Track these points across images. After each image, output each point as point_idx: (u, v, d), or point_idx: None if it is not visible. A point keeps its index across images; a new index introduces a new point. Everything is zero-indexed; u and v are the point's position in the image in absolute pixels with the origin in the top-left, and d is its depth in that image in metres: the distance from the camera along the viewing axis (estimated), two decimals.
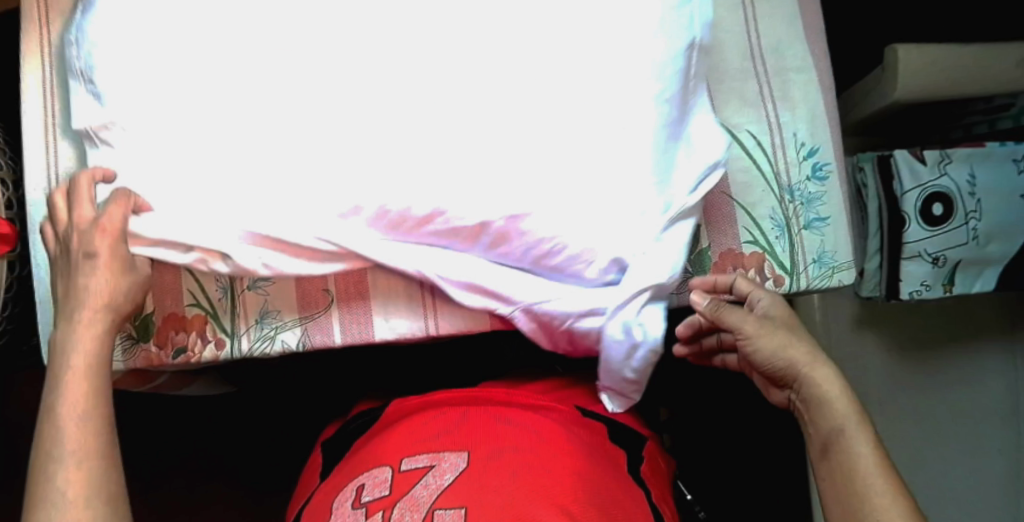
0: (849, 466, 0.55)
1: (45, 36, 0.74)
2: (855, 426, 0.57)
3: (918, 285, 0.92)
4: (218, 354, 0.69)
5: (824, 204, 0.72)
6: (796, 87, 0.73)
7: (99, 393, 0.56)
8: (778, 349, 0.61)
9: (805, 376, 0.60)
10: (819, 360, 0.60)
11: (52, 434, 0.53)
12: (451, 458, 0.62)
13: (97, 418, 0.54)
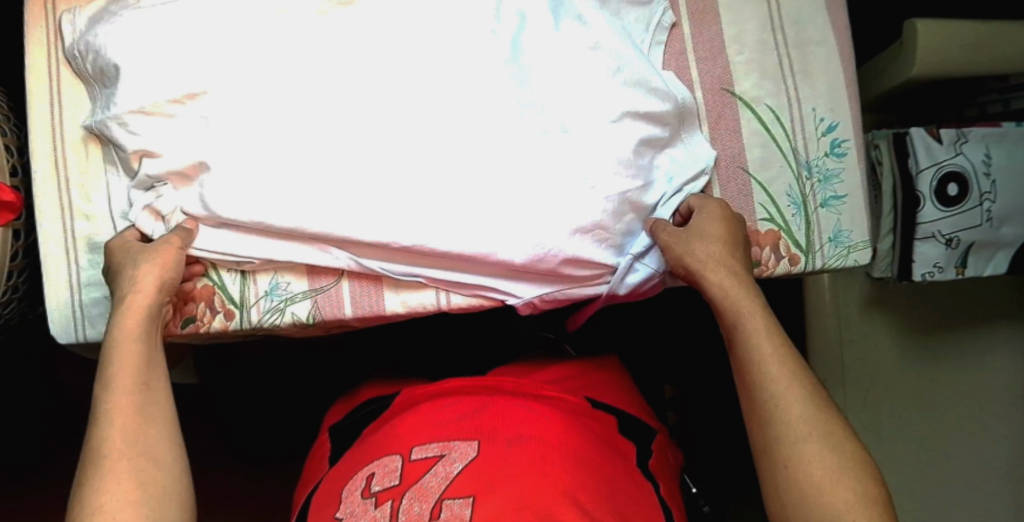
0: (745, 352, 0.57)
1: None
2: (750, 316, 0.58)
3: (931, 268, 0.90)
4: (227, 325, 0.68)
5: (841, 181, 0.71)
6: (816, 60, 0.72)
7: (152, 338, 0.60)
8: (680, 253, 0.63)
9: (701, 278, 0.62)
10: (713, 263, 0.62)
11: (109, 365, 0.57)
12: (462, 447, 0.62)
13: (150, 360, 0.59)
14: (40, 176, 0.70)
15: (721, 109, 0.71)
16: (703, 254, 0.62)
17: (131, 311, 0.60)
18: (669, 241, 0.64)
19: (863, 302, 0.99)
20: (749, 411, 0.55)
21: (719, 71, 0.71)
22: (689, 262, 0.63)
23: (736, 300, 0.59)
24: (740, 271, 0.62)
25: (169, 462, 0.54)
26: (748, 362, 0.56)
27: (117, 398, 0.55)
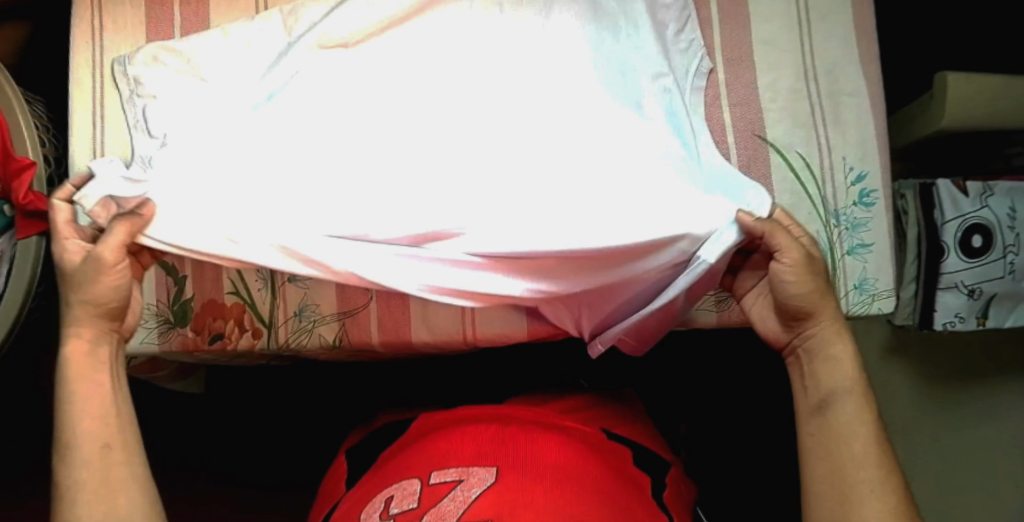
0: (829, 388, 0.55)
1: (96, 13, 0.74)
2: (837, 348, 0.56)
3: (952, 317, 0.90)
4: (254, 343, 0.70)
5: (868, 230, 0.72)
6: (848, 109, 0.73)
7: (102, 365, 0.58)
8: (809, 301, 0.56)
9: (825, 328, 0.56)
10: (839, 317, 0.57)
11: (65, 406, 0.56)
12: (480, 472, 0.61)
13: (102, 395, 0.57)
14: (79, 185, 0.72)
15: (752, 154, 0.72)
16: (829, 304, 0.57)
17: (78, 340, 0.57)
18: (805, 281, 0.56)
19: (883, 349, 0.98)
20: (824, 450, 0.54)
21: (751, 116, 0.72)
22: (819, 311, 0.56)
23: (830, 331, 0.56)
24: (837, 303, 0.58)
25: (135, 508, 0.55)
26: (832, 399, 0.55)
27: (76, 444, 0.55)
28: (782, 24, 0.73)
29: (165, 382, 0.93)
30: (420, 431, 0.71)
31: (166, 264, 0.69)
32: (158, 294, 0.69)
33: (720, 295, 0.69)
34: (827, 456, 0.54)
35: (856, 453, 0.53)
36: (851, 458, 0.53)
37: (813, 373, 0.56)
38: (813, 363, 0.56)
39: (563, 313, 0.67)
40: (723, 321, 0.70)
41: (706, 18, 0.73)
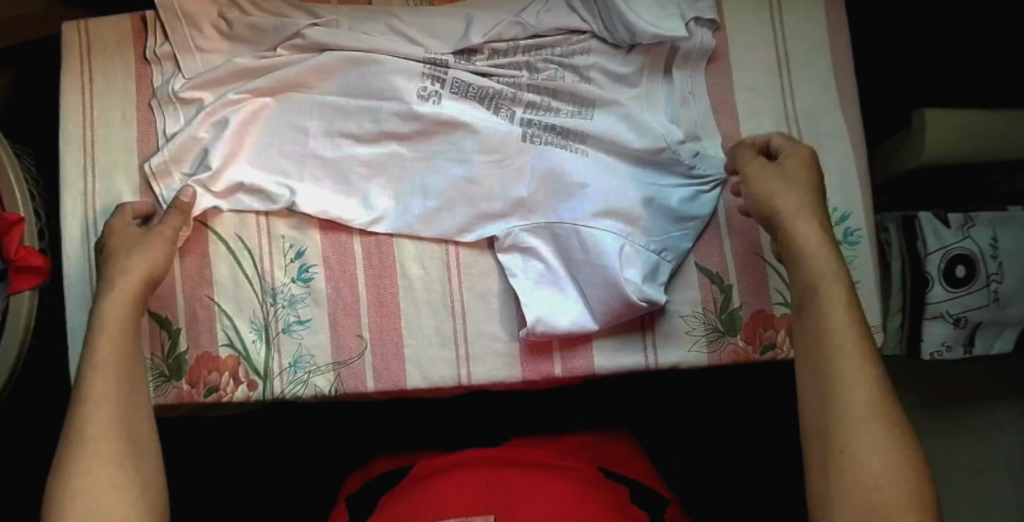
0: (830, 425, 0.52)
1: (82, 63, 0.69)
2: (833, 283, 0.57)
3: (939, 346, 0.85)
4: (250, 395, 0.67)
5: (853, 269, 0.72)
6: (830, 153, 0.73)
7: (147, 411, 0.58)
8: (765, 195, 0.61)
9: (787, 224, 0.60)
10: (831, 278, 0.57)
11: (69, 457, 0.52)
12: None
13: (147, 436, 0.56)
14: (69, 233, 0.68)
15: (735, 195, 0.71)
16: (810, 339, 0.56)
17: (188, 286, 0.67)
18: (772, 187, 0.61)
19: None
20: (867, 501, 0.48)
21: None
22: (787, 201, 0.61)
23: (855, 393, 0.52)
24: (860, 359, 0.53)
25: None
26: (843, 457, 0.50)
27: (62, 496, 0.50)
28: (761, 69, 0.73)
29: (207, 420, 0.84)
30: (415, 471, 0.67)
31: (160, 318, 0.67)
32: (150, 349, 0.66)
33: (711, 336, 0.69)
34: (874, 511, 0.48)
35: (901, 499, 0.47)
36: (891, 500, 0.47)
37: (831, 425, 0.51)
38: (820, 406, 0.53)
39: (556, 360, 0.69)
40: (714, 361, 0.69)
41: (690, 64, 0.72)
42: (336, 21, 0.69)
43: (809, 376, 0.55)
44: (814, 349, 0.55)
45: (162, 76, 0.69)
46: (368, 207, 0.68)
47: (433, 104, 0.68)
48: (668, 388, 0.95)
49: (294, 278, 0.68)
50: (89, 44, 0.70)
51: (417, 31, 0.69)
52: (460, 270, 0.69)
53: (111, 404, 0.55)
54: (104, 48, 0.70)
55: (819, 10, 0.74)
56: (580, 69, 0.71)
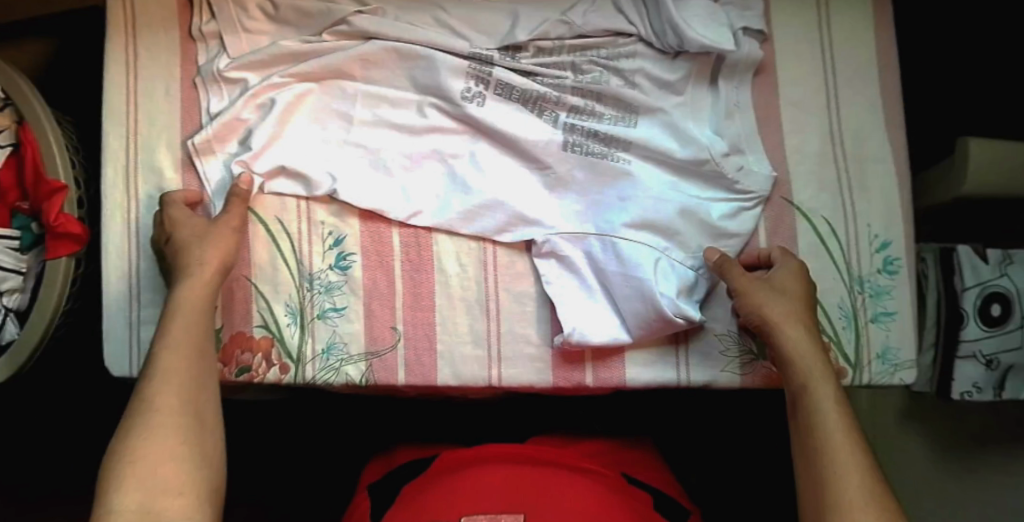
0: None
1: (129, 36, 0.70)
2: (820, 389, 0.60)
3: (969, 387, 0.82)
4: (281, 378, 0.67)
5: (892, 298, 0.71)
6: (873, 178, 0.72)
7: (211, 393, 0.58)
8: (753, 308, 0.64)
9: (776, 333, 0.63)
10: (819, 384, 0.60)
11: (132, 426, 0.53)
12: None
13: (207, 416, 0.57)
14: (109, 203, 0.68)
15: (777, 215, 0.71)
16: (806, 445, 0.59)
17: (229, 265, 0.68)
18: (761, 291, 0.64)
19: (901, 410, 0.88)
20: None
21: (778, 177, 0.71)
22: (774, 305, 0.64)
23: (854, 492, 0.54)
24: (855, 457, 0.56)
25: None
26: None
27: (120, 461, 0.51)
28: (808, 90, 0.73)
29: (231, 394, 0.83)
30: (436, 466, 0.66)
31: None
32: None
33: (745, 357, 0.69)
34: None
35: None
36: None
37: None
38: (821, 505, 0.55)
39: (587, 369, 0.68)
40: (746, 383, 0.69)
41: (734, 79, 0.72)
42: (383, 9, 0.69)
43: (810, 478, 0.57)
44: (811, 454, 0.58)
45: (207, 54, 0.70)
46: (407, 199, 0.68)
47: (475, 105, 0.68)
48: (690, 405, 0.95)
49: (332, 265, 0.68)
50: (135, 15, 0.70)
51: (462, 25, 0.69)
52: (496, 270, 0.69)
53: (177, 381, 0.56)
54: (151, 21, 0.70)
55: (869, 35, 0.74)
56: (625, 72, 0.70)
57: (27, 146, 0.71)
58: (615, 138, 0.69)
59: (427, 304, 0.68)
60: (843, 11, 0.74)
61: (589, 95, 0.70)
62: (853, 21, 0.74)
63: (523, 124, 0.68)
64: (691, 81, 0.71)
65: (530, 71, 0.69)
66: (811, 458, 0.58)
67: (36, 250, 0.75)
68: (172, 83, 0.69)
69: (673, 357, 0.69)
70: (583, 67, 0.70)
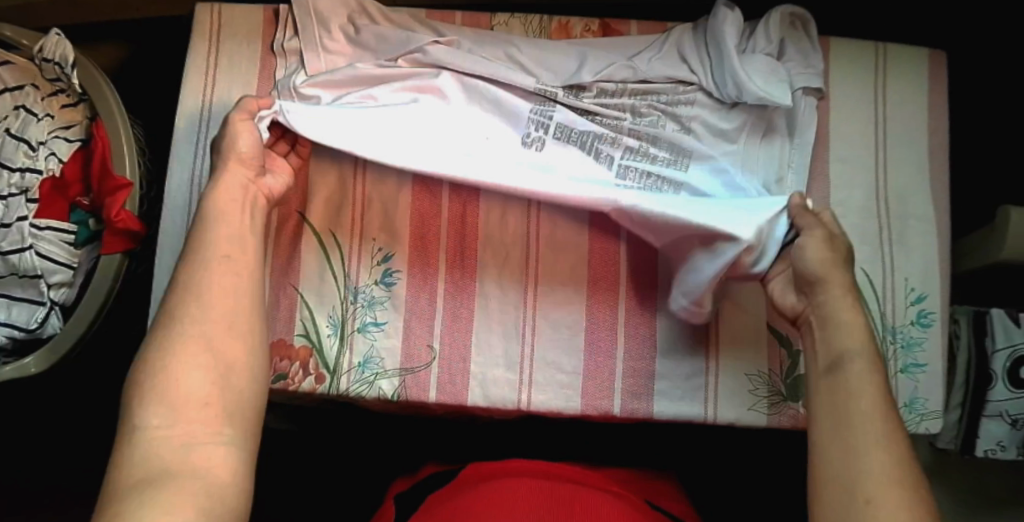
0: (854, 479, 0.49)
1: (213, 47, 0.73)
2: (862, 346, 0.56)
3: (993, 445, 0.82)
4: (315, 388, 0.68)
5: (924, 350, 0.71)
6: (915, 235, 0.73)
7: (255, 323, 0.56)
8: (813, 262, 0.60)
9: (827, 286, 0.59)
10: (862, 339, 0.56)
11: (155, 338, 0.52)
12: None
13: (248, 337, 0.54)
14: (172, 202, 0.71)
15: None
16: (827, 399, 0.54)
17: (275, 273, 0.70)
18: (812, 240, 0.61)
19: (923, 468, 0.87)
20: None
21: None
22: (826, 257, 0.60)
23: (871, 450, 0.50)
24: (883, 415, 0.52)
25: (218, 496, 0.46)
26: (867, 509, 0.47)
27: (155, 379, 0.50)
28: (858, 144, 0.74)
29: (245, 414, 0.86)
30: (459, 481, 0.66)
31: None
32: None
33: (774, 398, 0.69)
34: None
35: None
36: None
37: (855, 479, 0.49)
38: (838, 458, 0.51)
39: (616, 398, 0.69)
40: (773, 424, 0.69)
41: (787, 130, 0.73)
42: (458, 42, 0.73)
43: (825, 428, 0.53)
44: (837, 409, 0.53)
45: (285, 69, 0.73)
46: (458, 224, 0.71)
47: (535, 148, 0.71)
48: (712, 444, 0.95)
49: (377, 280, 0.70)
50: (221, 29, 0.74)
51: (530, 63, 0.72)
52: (536, 297, 0.70)
53: (229, 300, 0.55)
54: (235, 35, 0.74)
55: (923, 97, 0.75)
56: (682, 119, 0.72)
57: (99, 140, 0.75)
58: (662, 182, 0.71)
59: (463, 322, 0.70)
60: (900, 70, 0.76)
61: (643, 139, 0.72)
62: (908, 81, 0.75)
63: (576, 166, 0.71)
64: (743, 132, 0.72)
65: (591, 111, 0.72)
66: (834, 402, 0.54)
67: (89, 247, 0.77)
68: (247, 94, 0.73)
69: (702, 394, 0.69)
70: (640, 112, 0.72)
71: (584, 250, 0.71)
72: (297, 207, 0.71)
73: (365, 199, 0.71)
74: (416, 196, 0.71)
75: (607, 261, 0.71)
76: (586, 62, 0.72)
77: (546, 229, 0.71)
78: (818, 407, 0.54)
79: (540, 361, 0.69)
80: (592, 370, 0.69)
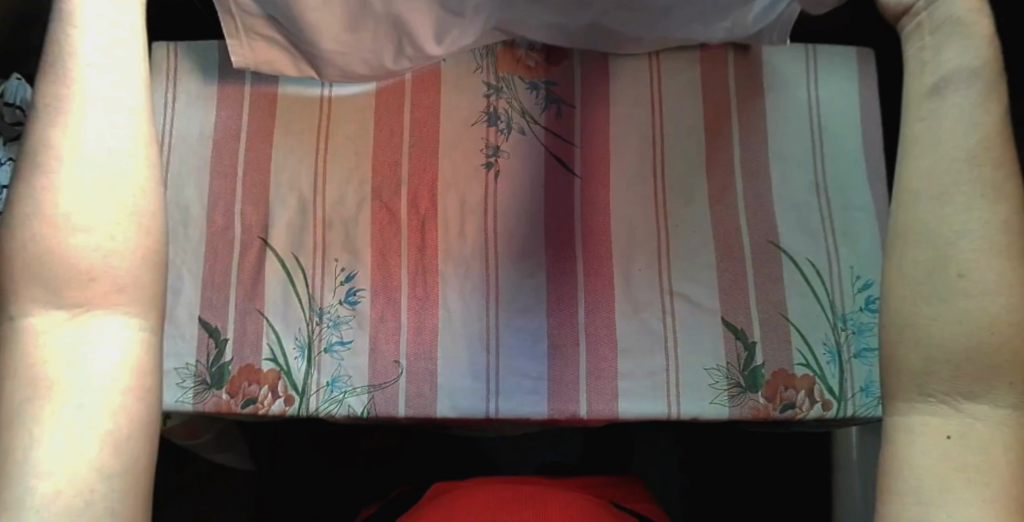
0: (945, 251, 0.44)
1: (171, 84, 0.75)
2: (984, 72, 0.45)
3: None
4: (285, 410, 0.69)
5: (875, 334, 0.73)
6: (858, 225, 0.76)
7: (142, 141, 0.46)
8: None
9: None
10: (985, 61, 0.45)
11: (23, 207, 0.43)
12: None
13: (128, 184, 0.44)
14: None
15: (765, 257, 0.74)
16: (918, 148, 0.46)
17: (241, 300, 0.71)
18: None
19: None
20: (956, 359, 0.43)
21: (764, 221, 0.75)
22: None
23: (970, 217, 0.43)
24: (991, 166, 0.44)
25: (121, 417, 0.42)
26: (959, 284, 0.43)
27: (34, 237, 0.42)
28: (798, 141, 0.77)
29: (208, 456, 0.95)
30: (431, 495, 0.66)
31: (210, 327, 0.70)
32: (198, 356, 0.69)
33: (733, 390, 0.72)
34: (964, 367, 0.43)
35: (1009, 348, 0.42)
36: (997, 348, 0.42)
37: (945, 258, 0.44)
38: (920, 220, 0.45)
39: (582, 400, 0.71)
40: (735, 415, 0.71)
41: (728, 133, 0.77)
42: None
43: (916, 184, 0.46)
44: (933, 172, 0.45)
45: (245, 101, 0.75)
46: (419, 240, 0.73)
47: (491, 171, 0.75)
48: None
49: (341, 300, 0.71)
50: (178, 66, 0.75)
51: (485, 85, 0.76)
52: (498, 306, 0.72)
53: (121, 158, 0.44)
54: (191, 69, 0.75)
55: (854, 92, 0.79)
56: (625, 134, 0.77)
57: None
58: (607, 192, 0.75)
59: (427, 333, 0.71)
60: (831, 69, 0.79)
61: (586, 156, 0.76)
62: (839, 79, 0.79)
63: (528, 185, 0.75)
64: (682, 141, 0.76)
65: (543, 130, 0.76)
66: (932, 175, 0.45)
67: None
68: (206, 126, 0.74)
69: (664, 391, 0.71)
70: (583, 131, 0.77)
71: (541, 259, 0.74)
72: (259, 233, 0.72)
73: (325, 222, 0.73)
74: (375, 217, 0.73)
75: (563, 267, 0.73)
76: (537, 84, 0.77)
77: (504, 241, 0.74)
78: (912, 188, 0.46)
79: (505, 367, 0.71)
80: (557, 374, 0.71)
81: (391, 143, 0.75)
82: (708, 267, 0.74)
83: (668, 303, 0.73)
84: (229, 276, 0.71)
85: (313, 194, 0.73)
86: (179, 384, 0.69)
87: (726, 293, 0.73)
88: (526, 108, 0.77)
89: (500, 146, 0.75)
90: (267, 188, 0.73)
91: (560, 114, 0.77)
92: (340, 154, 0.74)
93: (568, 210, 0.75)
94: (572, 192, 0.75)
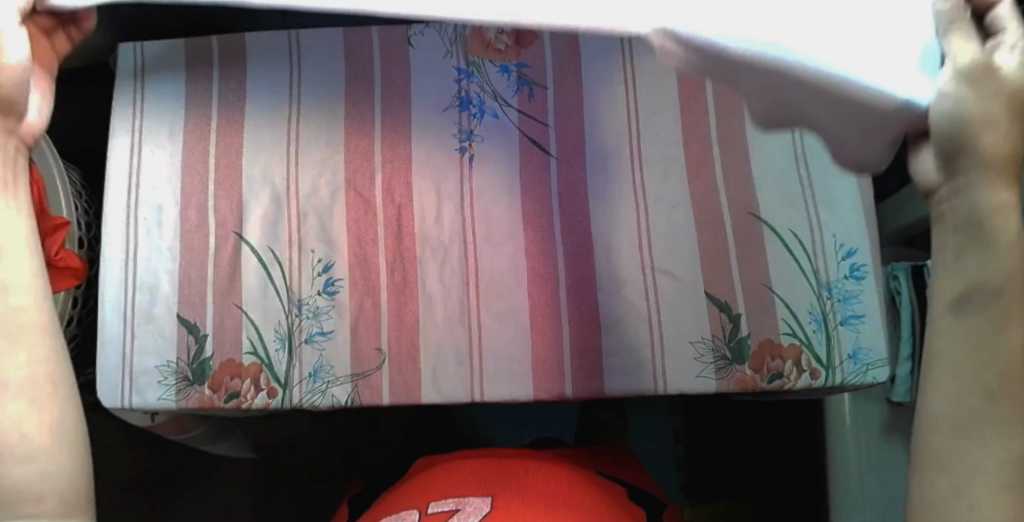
0: None
1: (138, 86, 0.74)
2: None
3: None
4: (269, 403, 0.69)
5: (860, 301, 0.73)
6: (840, 193, 0.75)
7: None
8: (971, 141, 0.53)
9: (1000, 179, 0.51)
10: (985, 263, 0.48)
11: None
12: (475, 501, 0.54)
13: None
14: (109, 240, 0.71)
15: (745, 229, 0.74)
16: None
17: (219, 296, 0.70)
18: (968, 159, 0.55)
19: (882, 425, 0.86)
20: None
21: (743, 193, 0.74)
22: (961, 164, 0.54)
23: None
24: None
25: None
26: None
27: None
28: None
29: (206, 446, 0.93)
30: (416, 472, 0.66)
31: (190, 324, 0.70)
32: (179, 353, 0.69)
33: (719, 363, 0.71)
34: None
35: None
36: None
37: None
38: None
39: (567, 380, 0.70)
40: (722, 387, 0.71)
41: (704, 107, 0.76)
42: None
43: None
44: None
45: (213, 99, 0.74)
46: (395, 228, 0.72)
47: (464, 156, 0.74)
48: None
49: (319, 290, 0.71)
50: (143, 68, 0.74)
51: (456, 70, 0.76)
52: (478, 290, 0.72)
53: None
54: (158, 70, 0.74)
55: None
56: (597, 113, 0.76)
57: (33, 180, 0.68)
58: (584, 174, 0.74)
59: (407, 321, 0.71)
60: None
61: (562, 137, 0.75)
62: None
63: (502, 170, 0.74)
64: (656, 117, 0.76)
65: (517, 113, 0.75)
66: None
67: None
68: (176, 126, 0.73)
69: (649, 367, 0.71)
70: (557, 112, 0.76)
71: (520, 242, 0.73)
72: (233, 228, 0.72)
73: (300, 213, 0.72)
74: (350, 207, 0.72)
75: (543, 247, 0.73)
76: (508, 67, 0.76)
77: (482, 226, 0.73)
78: None
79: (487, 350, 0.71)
80: (540, 354, 0.71)
81: (363, 133, 0.74)
82: (689, 241, 0.73)
83: (650, 279, 0.72)
84: (206, 273, 0.71)
85: (286, 187, 0.73)
86: (162, 381, 0.69)
87: (708, 268, 0.73)
88: (498, 92, 0.76)
89: (474, 130, 0.75)
90: (240, 183, 0.73)
91: (533, 96, 0.76)
92: (311, 147, 0.73)
93: (544, 192, 0.74)
94: (548, 174, 0.74)
